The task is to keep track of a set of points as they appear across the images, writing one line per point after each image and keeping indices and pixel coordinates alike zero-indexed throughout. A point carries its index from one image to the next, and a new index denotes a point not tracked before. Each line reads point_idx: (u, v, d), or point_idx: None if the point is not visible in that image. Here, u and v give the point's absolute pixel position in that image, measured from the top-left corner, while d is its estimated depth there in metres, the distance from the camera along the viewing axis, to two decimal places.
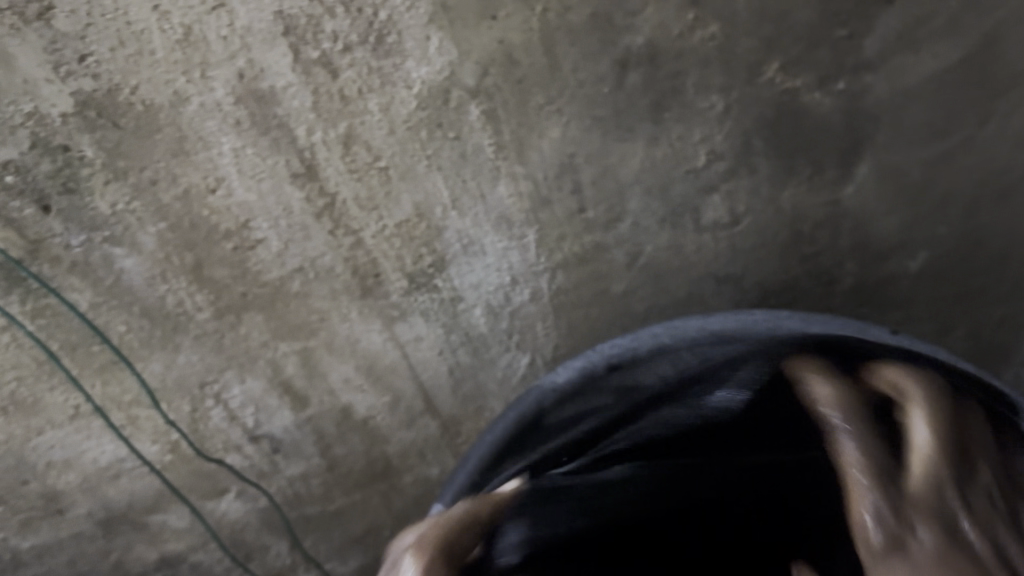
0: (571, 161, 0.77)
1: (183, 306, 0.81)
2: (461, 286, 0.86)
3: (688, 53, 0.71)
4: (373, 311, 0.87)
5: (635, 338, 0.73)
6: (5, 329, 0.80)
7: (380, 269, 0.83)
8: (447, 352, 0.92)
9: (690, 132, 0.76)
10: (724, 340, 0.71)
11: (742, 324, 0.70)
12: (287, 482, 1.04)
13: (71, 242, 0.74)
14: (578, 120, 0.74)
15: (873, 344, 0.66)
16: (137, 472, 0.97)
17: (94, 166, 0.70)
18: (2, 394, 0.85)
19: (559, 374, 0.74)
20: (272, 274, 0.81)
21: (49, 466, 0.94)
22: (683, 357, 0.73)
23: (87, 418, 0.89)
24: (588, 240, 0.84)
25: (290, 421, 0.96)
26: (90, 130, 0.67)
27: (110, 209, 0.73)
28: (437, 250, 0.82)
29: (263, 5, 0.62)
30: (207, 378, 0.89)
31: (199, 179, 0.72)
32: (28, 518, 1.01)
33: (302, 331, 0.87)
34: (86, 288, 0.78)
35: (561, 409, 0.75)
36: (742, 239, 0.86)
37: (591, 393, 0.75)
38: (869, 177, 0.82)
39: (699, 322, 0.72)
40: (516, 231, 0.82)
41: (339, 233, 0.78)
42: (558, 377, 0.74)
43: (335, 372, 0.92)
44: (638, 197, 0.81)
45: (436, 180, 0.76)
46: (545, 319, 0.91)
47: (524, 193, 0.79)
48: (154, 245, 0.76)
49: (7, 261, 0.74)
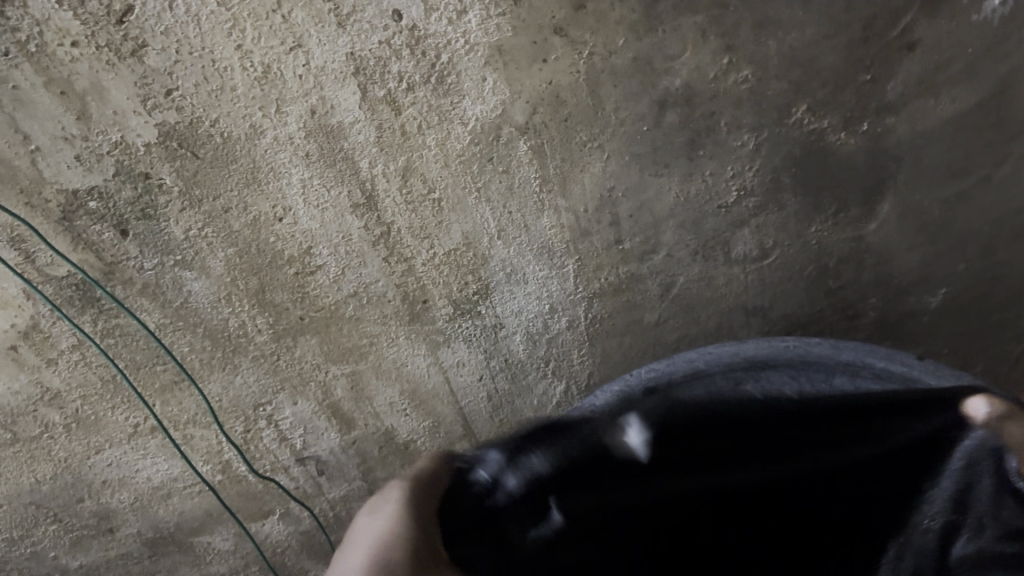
0: (610, 194, 0.82)
1: (244, 329, 0.86)
2: (503, 313, 0.91)
3: (722, 94, 0.76)
4: (420, 335, 0.91)
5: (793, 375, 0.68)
6: (76, 347, 0.84)
7: (428, 295, 0.88)
8: (487, 378, 0.97)
9: (722, 169, 0.81)
10: (758, 365, 0.69)
11: (774, 349, 0.70)
12: (329, 505, 1.08)
13: (144, 265, 0.79)
14: (617, 156, 0.79)
15: (836, 364, 0.69)
16: (188, 490, 1.01)
17: (171, 194, 0.75)
18: (67, 411, 0.90)
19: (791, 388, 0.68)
20: (329, 299, 0.85)
21: (105, 484, 0.99)
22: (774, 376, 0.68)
23: (145, 436, 0.94)
24: (623, 271, 0.89)
25: (335, 443, 1.00)
26: (170, 159, 0.73)
27: (183, 234, 0.78)
28: (482, 278, 0.87)
29: (337, 46, 0.68)
30: (261, 400, 0.93)
31: (268, 208, 0.77)
32: (81, 535, 1.05)
33: (353, 354, 0.91)
34: (155, 309, 0.83)
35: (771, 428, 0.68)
36: (769, 273, 0.90)
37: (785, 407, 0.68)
38: (854, 226, 0.87)
39: (733, 347, 0.71)
40: (557, 260, 0.87)
41: (392, 260, 0.83)
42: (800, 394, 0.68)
43: (381, 396, 0.96)
44: (672, 230, 0.86)
45: (485, 212, 0.82)
46: (581, 347, 0.95)
47: (566, 225, 0.84)
48: (221, 270, 0.81)
49: (84, 282, 0.80)
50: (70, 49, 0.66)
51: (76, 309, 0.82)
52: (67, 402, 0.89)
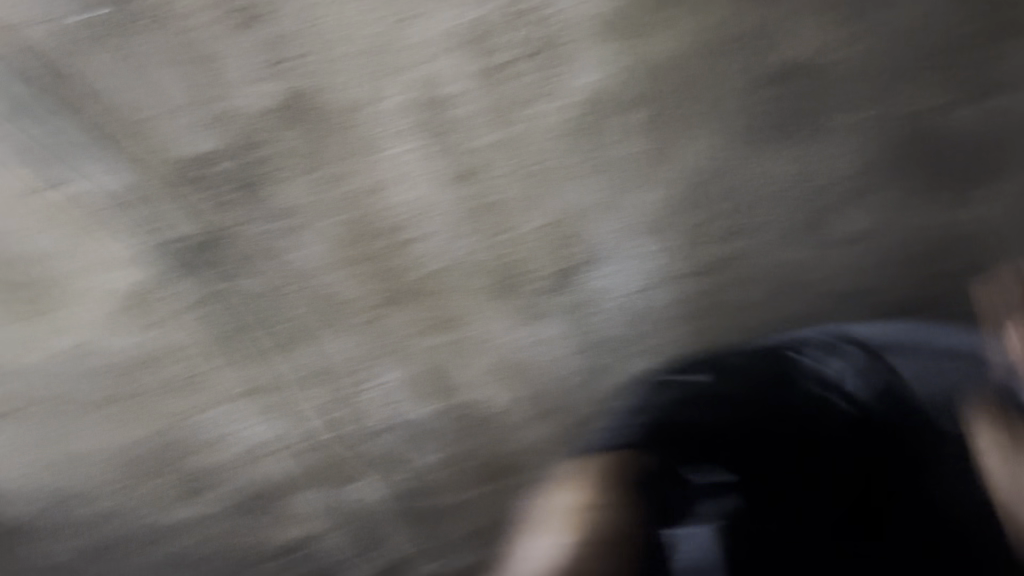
0: (704, 176, 0.91)
1: (347, 296, 0.92)
2: (598, 288, 0.98)
3: (794, 92, 0.86)
4: (513, 305, 0.97)
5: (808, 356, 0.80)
6: (192, 306, 0.90)
7: (527, 266, 0.94)
8: (583, 349, 1.03)
9: (814, 150, 0.90)
10: None
11: None
12: (412, 473, 1.11)
13: (261, 227, 0.84)
14: (707, 134, 0.88)
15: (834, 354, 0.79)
16: (281, 452, 1.05)
17: (289, 155, 0.80)
18: (178, 368, 0.95)
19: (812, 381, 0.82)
20: (427, 270, 0.92)
21: (203, 444, 1.03)
22: None
23: (247, 398, 0.99)
24: (712, 251, 0.97)
25: (426, 410, 1.04)
26: (289, 122, 0.77)
27: (299, 199, 0.83)
28: (580, 253, 0.95)
29: (451, 18, 0.75)
30: (358, 366, 0.99)
31: (379, 176, 0.83)
32: (169, 493, 1.07)
33: (447, 325, 0.97)
34: (267, 273, 0.88)
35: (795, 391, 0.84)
36: (838, 282, 1.00)
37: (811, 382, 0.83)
38: (921, 243, 0.98)
39: None
40: (650, 239, 0.94)
41: (492, 230, 0.90)
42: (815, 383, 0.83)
43: (473, 363, 1.01)
44: (762, 207, 0.94)
45: (582, 190, 0.89)
46: (672, 321, 1.02)
47: (658, 204, 0.92)
48: (335, 234, 0.87)
49: (201, 242, 0.84)
50: (200, 15, 0.71)
51: (191, 269, 0.86)
52: (179, 358, 0.94)
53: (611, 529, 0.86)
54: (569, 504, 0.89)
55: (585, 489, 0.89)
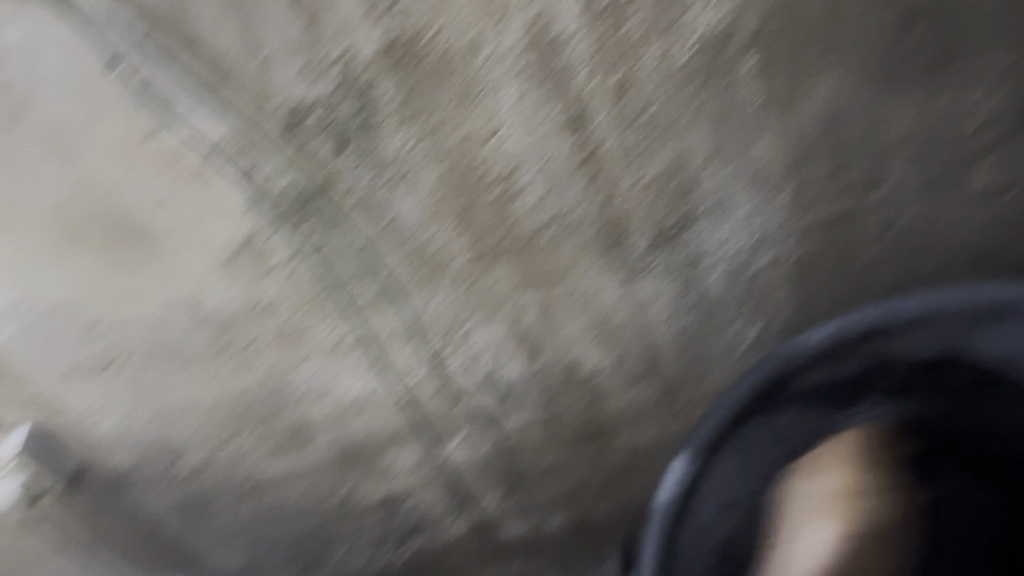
0: (839, 117, 0.78)
1: (445, 250, 0.88)
2: (704, 247, 0.89)
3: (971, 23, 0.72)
4: (615, 266, 0.91)
5: (907, 305, 0.80)
6: (289, 261, 0.88)
7: (628, 223, 0.86)
8: (679, 314, 0.97)
9: (966, 91, 0.77)
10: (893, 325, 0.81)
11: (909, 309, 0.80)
12: (510, 432, 1.12)
13: (358, 180, 0.81)
14: (850, 74, 0.75)
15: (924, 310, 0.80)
16: (381, 406, 1.05)
17: (391, 108, 0.76)
18: (275, 321, 0.94)
19: (917, 334, 0.83)
20: (528, 223, 0.86)
21: (303, 395, 1.03)
22: (917, 329, 0.82)
23: (345, 351, 0.98)
24: (842, 205, 0.86)
25: (521, 371, 1.03)
26: (391, 72, 0.73)
27: (398, 149, 0.79)
28: (686, 208, 0.85)
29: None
30: (456, 321, 0.96)
31: (480, 125, 0.77)
32: (277, 445, 1.11)
33: (550, 278, 0.92)
34: (365, 225, 0.85)
35: (906, 337, 0.83)
36: (975, 240, 0.91)
37: (914, 330, 0.82)
38: None
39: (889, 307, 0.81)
40: (769, 191, 0.84)
41: (594, 183, 0.83)
42: (915, 333, 0.82)
43: (569, 325, 0.98)
44: (901, 159, 0.83)
45: (696, 134, 0.79)
46: (783, 284, 0.94)
47: (783, 151, 0.81)
48: (431, 186, 0.82)
49: (303, 194, 0.82)
50: None
51: (293, 221, 0.84)
52: (276, 312, 0.93)
53: (873, 522, 0.97)
54: (838, 487, 0.95)
55: (850, 474, 0.96)
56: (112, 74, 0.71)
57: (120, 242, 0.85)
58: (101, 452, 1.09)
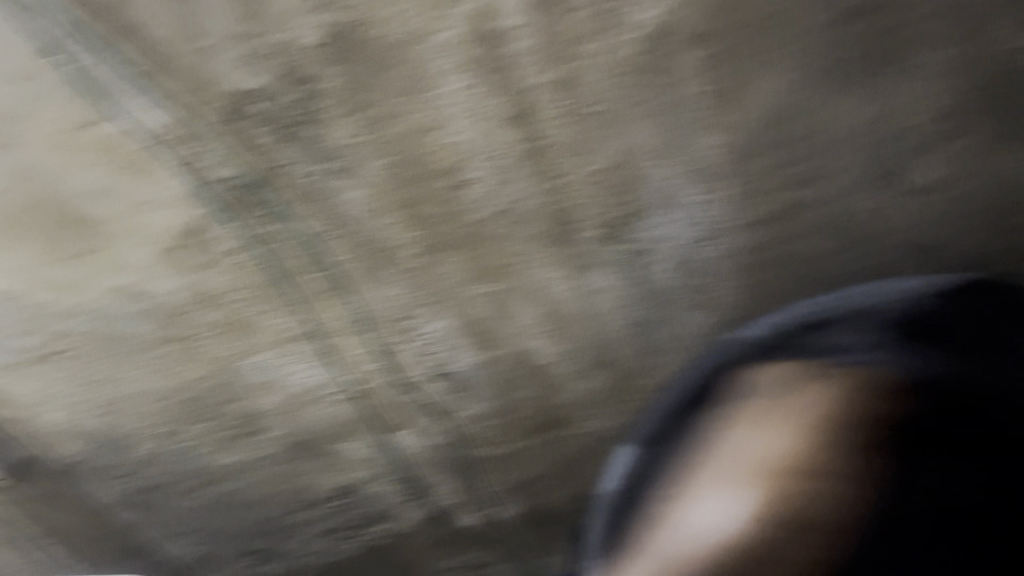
0: (783, 114, 0.79)
1: (394, 242, 0.88)
2: (655, 238, 0.89)
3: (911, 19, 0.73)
4: (566, 258, 0.91)
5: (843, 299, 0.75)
6: (234, 253, 0.88)
7: (577, 217, 0.87)
8: (630, 305, 0.96)
9: (906, 91, 0.78)
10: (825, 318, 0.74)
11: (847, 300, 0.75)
12: (466, 422, 1.10)
13: (303, 171, 0.81)
14: (791, 73, 0.77)
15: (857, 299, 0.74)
16: (334, 398, 1.05)
17: (330, 98, 0.76)
18: (221, 314, 0.94)
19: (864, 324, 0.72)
20: (475, 216, 0.86)
21: (255, 388, 1.03)
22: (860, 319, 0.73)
23: (297, 342, 0.98)
24: (791, 197, 0.86)
25: (473, 361, 1.02)
26: (332, 61, 0.73)
27: (341, 141, 0.79)
28: (637, 200, 0.86)
29: None
30: (407, 315, 0.96)
31: (423, 116, 0.78)
32: (229, 436, 1.10)
33: (498, 273, 0.92)
34: (313, 219, 0.86)
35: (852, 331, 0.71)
36: (932, 236, 0.88)
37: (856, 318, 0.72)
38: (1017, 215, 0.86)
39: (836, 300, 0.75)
40: (717, 183, 0.84)
41: (544, 176, 0.83)
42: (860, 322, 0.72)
43: (522, 317, 0.97)
44: (848, 153, 0.82)
45: (643, 126, 0.80)
46: (732, 276, 0.93)
47: (730, 144, 0.81)
48: (375, 179, 0.82)
49: (245, 184, 0.82)
50: None
51: (238, 213, 0.85)
52: (224, 304, 0.93)
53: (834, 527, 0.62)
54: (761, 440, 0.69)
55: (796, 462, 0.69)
56: (52, 55, 0.72)
57: (63, 232, 0.85)
58: (54, 441, 1.10)
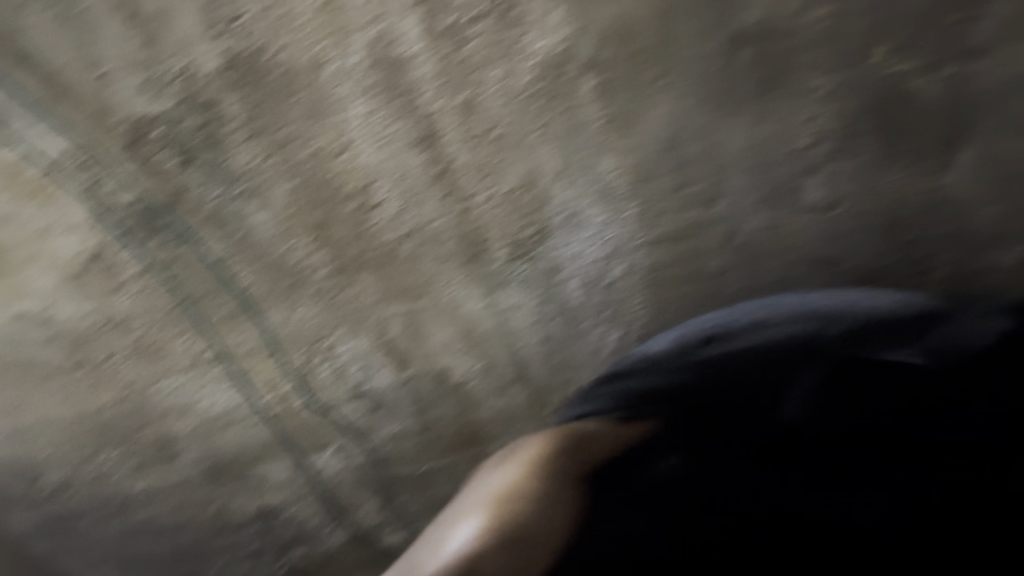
0: (676, 137, 0.82)
1: (307, 263, 0.90)
2: (561, 257, 0.89)
3: (799, 34, 0.75)
4: (476, 277, 0.91)
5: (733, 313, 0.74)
6: (140, 278, 0.91)
7: (485, 236, 0.88)
8: (539, 324, 0.95)
9: (793, 114, 0.79)
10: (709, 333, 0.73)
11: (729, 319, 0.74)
12: (380, 443, 1.07)
13: (210, 194, 0.85)
14: (680, 101, 0.79)
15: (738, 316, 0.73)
16: (248, 421, 1.04)
17: (237, 122, 0.80)
18: (130, 339, 0.96)
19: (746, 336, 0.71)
20: (386, 237, 0.88)
21: (165, 414, 1.03)
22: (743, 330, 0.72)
23: (205, 367, 0.99)
24: (690, 216, 0.86)
25: (391, 380, 1.01)
26: (235, 86, 0.78)
27: (243, 165, 0.83)
28: (542, 221, 0.87)
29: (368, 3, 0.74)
30: (321, 334, 0.96)
31: (327, 142, 0.81)
32: (141, 462, 1.09)
33: (409, 293, 0.93)
34: (219, 241, 0.88)
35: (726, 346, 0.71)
36: (830, 255, 0.87)
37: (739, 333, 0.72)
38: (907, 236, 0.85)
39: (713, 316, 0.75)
40: (617, 205, 0.86)
41: (452, 199, 0.85)
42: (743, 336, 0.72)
43: (436, 337, 0.97)
44: (740, 174, 0.83)
45: (544, 150, 0.82)
46: (638, 294, 0.92)
47: (627, 167, 0.83)
48: (284, 203, 0.85)
49: (150, 210, 0.86)
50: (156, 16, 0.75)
51: (147, 232, 0.88)
52: (130, 328, 0.95)
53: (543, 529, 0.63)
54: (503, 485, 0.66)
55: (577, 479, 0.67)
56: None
57: None
58: None
